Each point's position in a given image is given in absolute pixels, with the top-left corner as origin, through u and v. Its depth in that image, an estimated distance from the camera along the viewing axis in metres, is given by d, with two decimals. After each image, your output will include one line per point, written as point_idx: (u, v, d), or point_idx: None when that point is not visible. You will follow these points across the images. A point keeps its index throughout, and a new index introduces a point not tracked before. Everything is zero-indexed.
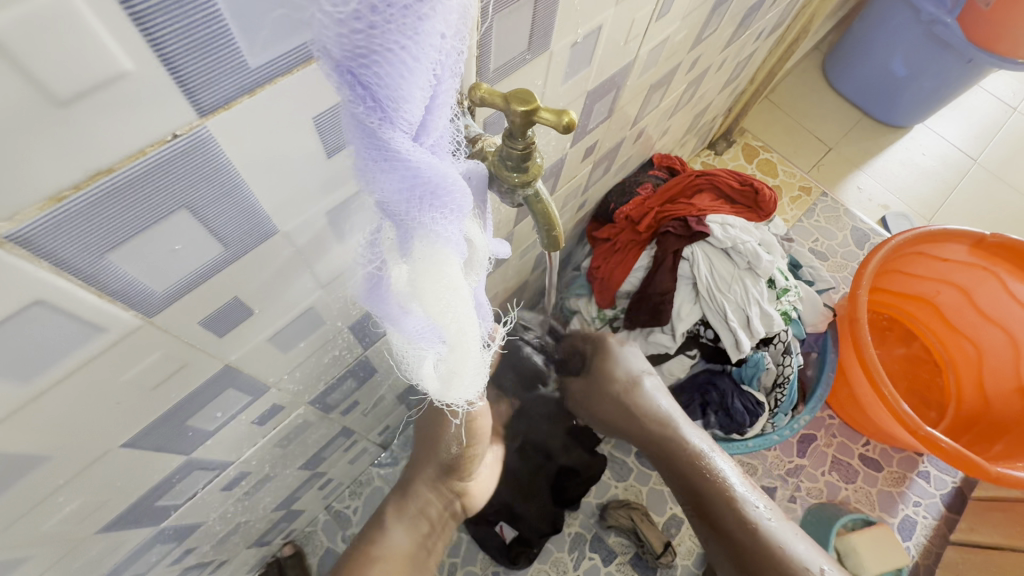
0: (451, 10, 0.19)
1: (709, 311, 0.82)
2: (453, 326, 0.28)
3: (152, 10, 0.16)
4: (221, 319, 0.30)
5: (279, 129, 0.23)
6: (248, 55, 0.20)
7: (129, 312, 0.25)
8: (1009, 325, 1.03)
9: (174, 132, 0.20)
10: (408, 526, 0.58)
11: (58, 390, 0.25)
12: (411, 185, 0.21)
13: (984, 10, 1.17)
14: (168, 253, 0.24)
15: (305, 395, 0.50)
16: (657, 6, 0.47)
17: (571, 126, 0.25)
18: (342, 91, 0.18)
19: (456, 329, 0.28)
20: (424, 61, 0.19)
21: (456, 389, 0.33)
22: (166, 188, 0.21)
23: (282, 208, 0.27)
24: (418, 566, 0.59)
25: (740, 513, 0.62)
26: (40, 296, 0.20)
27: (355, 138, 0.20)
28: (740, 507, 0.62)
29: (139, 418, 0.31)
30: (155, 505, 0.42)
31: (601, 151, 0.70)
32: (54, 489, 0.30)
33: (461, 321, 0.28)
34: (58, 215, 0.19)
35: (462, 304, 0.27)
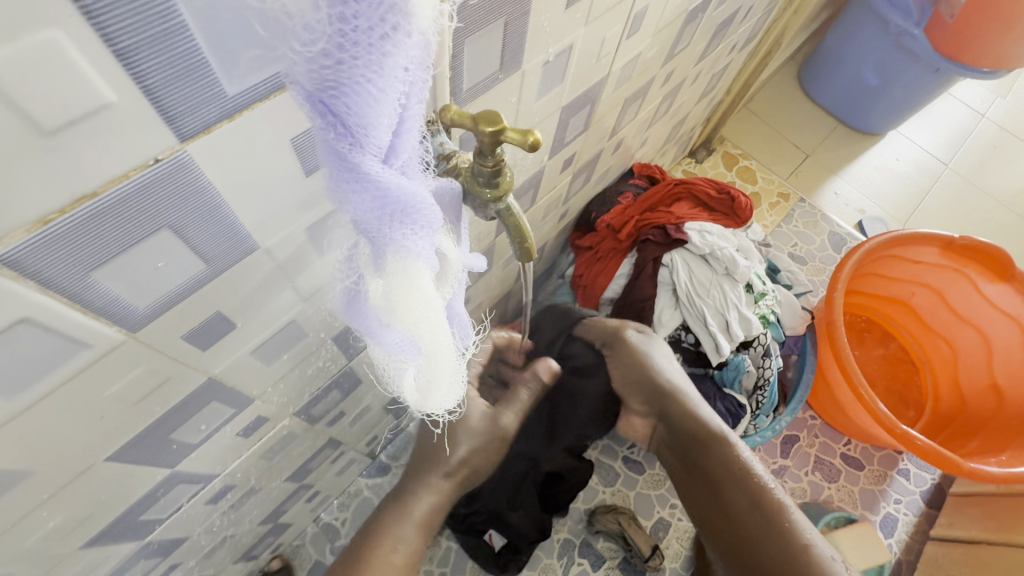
0: (415, 46, 0.20)
1: (689, 316, 0.83)
2: (428, 338, 0.29)
3: (134, 45, 0.17)
4: (204, 333, 0.31)
5: (257, 151, 0.24)
6: (227, 83, 0.21)
7: (113, 328, 0.25)
8: (981, 325, 1.06)
9: (156, 156, 0.21)
10: None
11: (41, 406, 0.25)
12: (382, 206, 0.23)
13: (949, 22, 1.21)
14: (151, 270, 0.25)
15: (290, 407, 0.50)
16: (627, 25, 0.49)
17: (536, 145, 0.26)
18: (313, 116, 0.20)
19: (430, 342, 0.29)
20: (389, 90, 0.20)
21: (433, 397, 0.34)
22: (148, 208, 0.22)
23: (263, 226, 0.29)
24: None
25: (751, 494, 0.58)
26: (26, 315, 0.21)
27: (329, 160, 0.21)
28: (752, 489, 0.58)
29: (122, 433, 0.32)
30: (139, 519, 0.42)
31: (581, 162, 0.72)
32: (37, 505, 0.31)
33: (437, 335, 0.29)
34: (43, 237, 0.19)
35: (436, 317, 0.28)
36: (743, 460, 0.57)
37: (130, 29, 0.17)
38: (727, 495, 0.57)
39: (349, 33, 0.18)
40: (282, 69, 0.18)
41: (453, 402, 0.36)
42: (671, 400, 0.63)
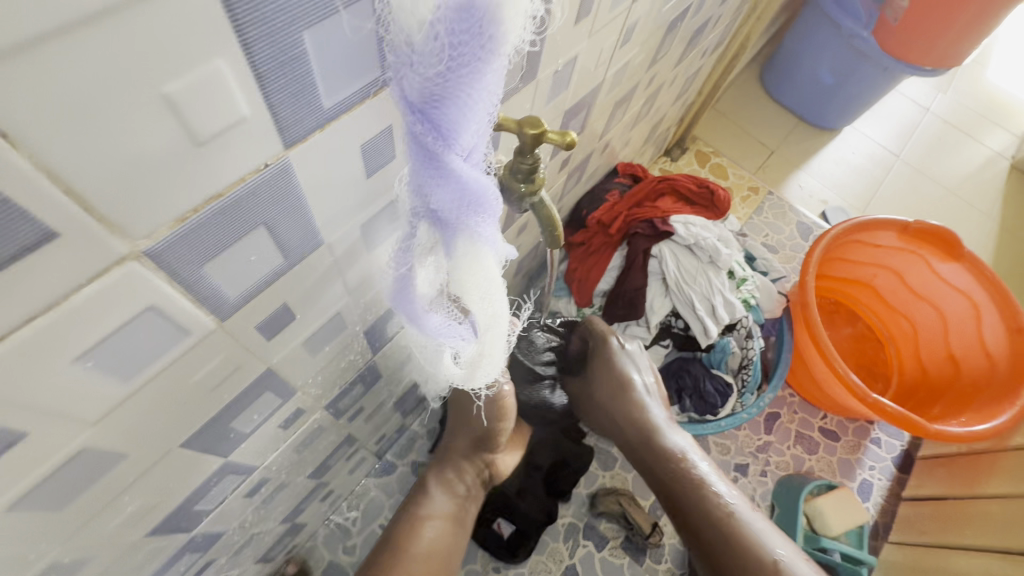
0: (504, 67, 0.23)
1: (678, 303, 0.89)
2: (488, 311, 0.32)
3: (268, 70, 0.21)
4: (272, 323, 0.35)
5: (334, 157, 0.28)
6: (325, 98, 0.24)
7: (208, 316, 0.28)
8: (937, 301, 1.17)
9: (267, 162, 0.24)
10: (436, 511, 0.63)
11: (146, 389, 0.28)
12: (461, 198, 0.25)
13: (894, 25, 1.32)
14: (245, 263, 0.28)
15: (322, 399, 0.53)
16: (621, 36, 0.54)
17: (573, 144, 0.31)
18: (410, 118, 0.22)
19: (490, 314, 0.33)
20: (480, 101, 0.23)
21: (482, 370, 0.38)
22: (254, 207, 0.26)
23: (330, 223, 0.32)
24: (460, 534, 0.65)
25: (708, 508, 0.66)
26: (153, 302, 0.24)
27: (420, 158, 0.24)
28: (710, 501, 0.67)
29: (197, 418, 0.35)
30: (193, 510, 0.45)
31: (574, 163, 0.77)
32: (123, 489, 0.33)
33: (497, 306, 0.32)
34: (179, 233, 0.23)
35: (497, 291, 0.31)
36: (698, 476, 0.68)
37: (270, 58, 0.21)
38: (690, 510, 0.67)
39: (455, 55, 0.20)
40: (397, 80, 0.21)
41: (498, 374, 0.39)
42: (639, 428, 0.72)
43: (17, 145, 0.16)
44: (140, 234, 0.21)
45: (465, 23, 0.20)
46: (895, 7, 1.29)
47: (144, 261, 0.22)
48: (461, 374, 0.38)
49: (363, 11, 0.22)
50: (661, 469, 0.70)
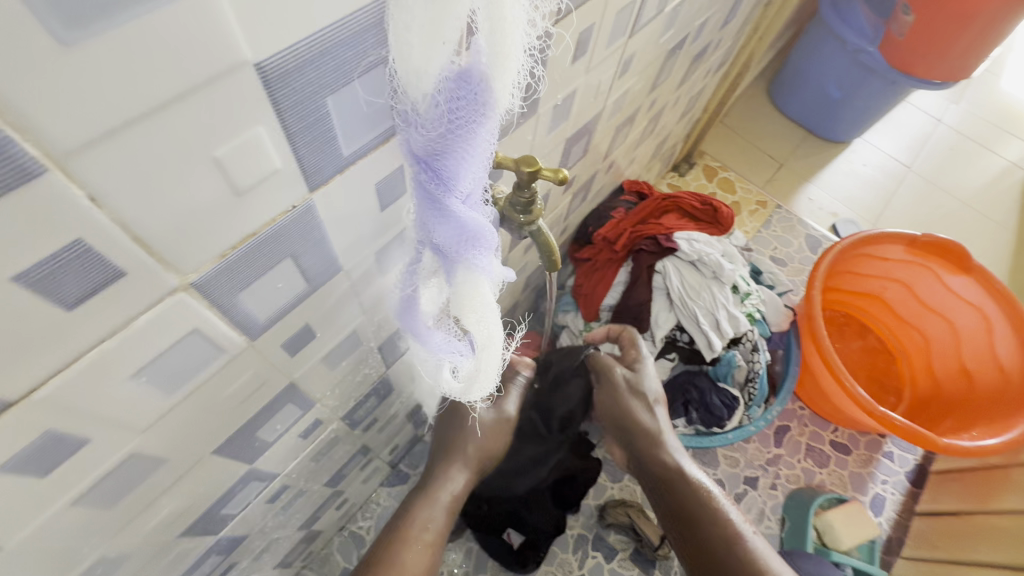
0: (498, 123, 0.26)
1: (682, 317, 0.91)
2: (482, 333, 0.35)
3: (297, 128, 0.25)
4: (295, 341, 0.38)
5: (352, 195, 0.32)
6: (344, 148, 0.28)
7: (240, 336, 0.32)
8: (949, 315, 1.16)
9: (294, 204, 0.28)
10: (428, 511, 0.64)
11: (186, 401, 0.32)
12: (460, 234, 0.28)
13: (900, 39, 1.33)
14: (273, 289, 0.31)
15: (339, 411, 0.57)
16: (619, 68, 0.57)
17: (565, 179, 0.34)
18: (415, 167, 0.26)
19: (484, 338, 0.35)
20: (477, 152, 0.26)
21: (478, 387, 0.40)
22: (283, 241, 0.29)
23: (347, 252, 0.36)
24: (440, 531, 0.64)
25: (720, 527, 0.61)
26: (197, 326, 0.28)
27: (424, 201, 0.28)
28: (720, 521, 0.61)
29: (228, 427, 0.38)
30: (219, 514, 0.48)
31: (578, 184, 0.80)
32: (162, 491, 0.37)
33: (488, 333, 0.35)
34: (221, 266, 0.26)
35: (490, 314, 0.34)
36: (708, 495, 0.63)
37: (299, 121, 0.24)
38: (701, 529, 0.62)
39: (455, 116, 0.24)
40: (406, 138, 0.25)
41: (491, 390, 0.41)
42: (644, 445, 0.66)
43: (100, 205, 0.19)
44: (189, 268, 0.25)
45: (463, 91, 0.23)
46: (900, 22, 1.31)
47: (192, 292, 0.26)
48: (460, 389, 0.41)
49: (376, 77, 0.26)
50: (668, 485, 0.65)
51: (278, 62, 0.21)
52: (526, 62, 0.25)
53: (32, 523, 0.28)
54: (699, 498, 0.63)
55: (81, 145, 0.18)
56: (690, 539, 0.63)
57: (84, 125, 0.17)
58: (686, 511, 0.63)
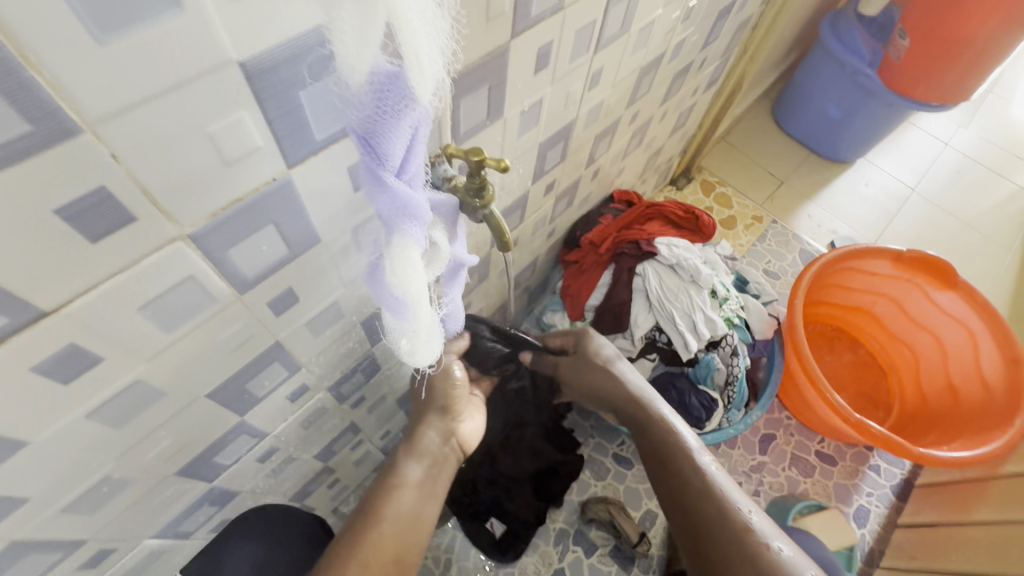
0: (420, 110, 0.32)
1: (661, 318, 0.96)
2: (414, 296, 0.40)
3: (275, 114, 0.31)
4: (279, 302, 0.45)
5: (327, 175, 0.38)
6: (314, 132, 0.35)
7: (230, 289, 0.39)
8: (937, 330, 1.18)
9: (275, 177, 0.35)
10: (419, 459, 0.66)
11: (182, 340, 0.39)
12: (395, 203, 0.34)
13: (897, 64, 1.38)
14: (259, 251, 0.38)
15: (324, 380, 0.63)
16: (587, 82, 0.64)
17: (506, 167, 0.40)
18: (357, 146, 0.32)
19: (419, 302, 0.41)
20: (404, 134, 0.32)
21: (420, 349, 0.46)
22: (265, 210, 0.36)
23: (326, 225, 0.42)
24: (428, 493, 0.65)
25: (693, 461, 0.70)
26: (193, 273, 0.35)
27: (365, 176, 0.33)
28: (693, 457, 0.70)
29: (219, 373, 0.45)
30: (212, 461, 0.55)
31: (562, 188, 0.86)
32: (160, 424, 0.43)
33: (420, 300, 0.41)
34: (214, 223, 0.33)
35: (416, 281, 0.40)
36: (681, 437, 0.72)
37: (276, 107, 0.31)
38: (678, 465, 0.70)
39: (383, 103, 0.30)
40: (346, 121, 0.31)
41: (434, 351, 0.48)
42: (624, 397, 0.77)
43: (121, 162, 0.26)
44: (187, 222, 0.32)
45: (389, 83, 0.30)
46: (897, 46, 1.36)
47: (189, 243, 0.33)
48: (407, 351, 0.47)
49: (336, 77, 0.33)
50: (646, 427, 0.75)
51: (257, 61, 0.28)
52: (439, 63, 0.32)
53: (53, 428, 0.35)
54: (673, 438, 0.72)
55: (107, 115, 0.24)
56: (667, 477, 0.71)
57: (112, 99, 0.24)
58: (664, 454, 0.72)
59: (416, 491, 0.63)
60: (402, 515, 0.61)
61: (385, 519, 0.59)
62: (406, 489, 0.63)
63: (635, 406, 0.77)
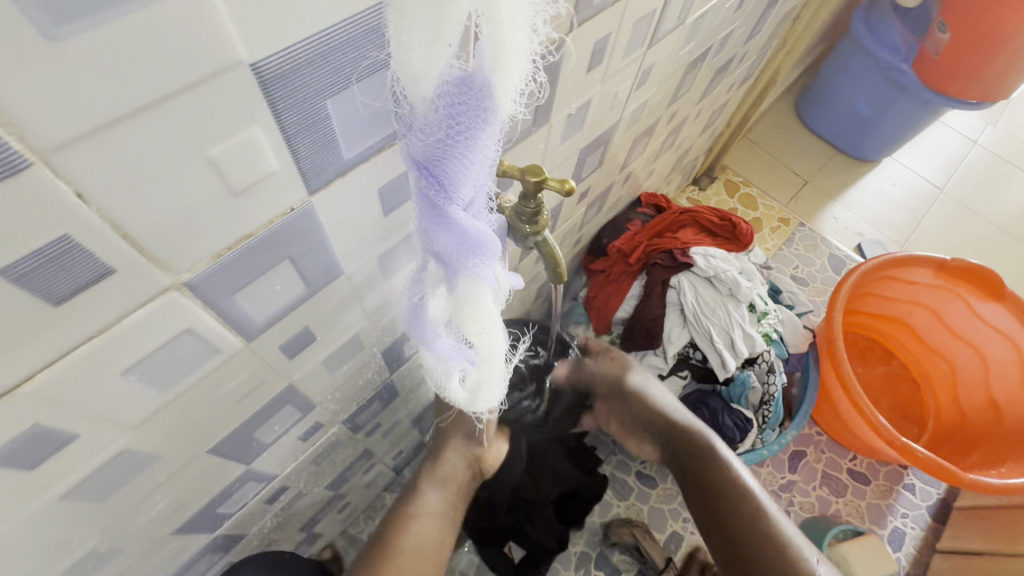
0: (499, 127, 0.26)
1: (697, 334, 0.89)
2: (485, 343, 0.34)
3: (297, 131, 0.24)
4: (294, 343, 0.38)
5: (354, 199, 0.31)
6: (345, 151, 0.28)
7: (236, 337, 0.32)
8: (978, 343, 1.11)
9: (292, 206, 0.28)
10: (440, 487, 0.60)
11: (178, 400, 0.32)
12: (461, 241, 0.28)
13: (934, 58, 1.29)
14: (270, 291, 0.31)
15: (340, 414, 0.56)
16: (636, 80, 0.57)
17: (571, 191, 0.33)
18: (417, 172, 0.25)
19: (485, 348, 0.34)
20: (478, 159, 0.26)
21: (483, 397, 0.39)
22: (280, 244, 0.29)
23: (349, 255, 0.35)
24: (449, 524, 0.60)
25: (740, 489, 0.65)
26: (190, 325, 0.28)
27: (424, 208, 0.27)
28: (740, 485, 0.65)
29: (223, 426, 0.38)
30: (215, 512, 0.48)
31: (594, 195, 0.79)
32: (154, 488, 0.37)
33: (493, 345, 0.35)
34: (216, 266, 0.26)
35: (492, 324, 0.33)
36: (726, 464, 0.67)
37: (298, 122, 0.24)
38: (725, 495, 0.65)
39: (455, 119, 0.23)
40: (405, 143, 0.24)
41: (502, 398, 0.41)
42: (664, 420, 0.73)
43: (89, 202, 0.19)
44: (182, 268, 0.25)
45: (464, 94, 0.23)
46: (935, 40, 1.27)
47: (184, 292, 0.26)
48: (464, 398, 0.40)
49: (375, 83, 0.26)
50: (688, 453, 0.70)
51: (275, 64, 0.21)
52: (529, 70, 0.25)
53: (19, 515, 0.28)
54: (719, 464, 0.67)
55: (69, 141, 0.18)
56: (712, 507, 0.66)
57: (75, 119, 0.17)
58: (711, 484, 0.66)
59: (437, 524, 0.58)
60: (418, 551, 0.54)
61: (401, 557, 0.53)
62: (420, 520, 0.57)
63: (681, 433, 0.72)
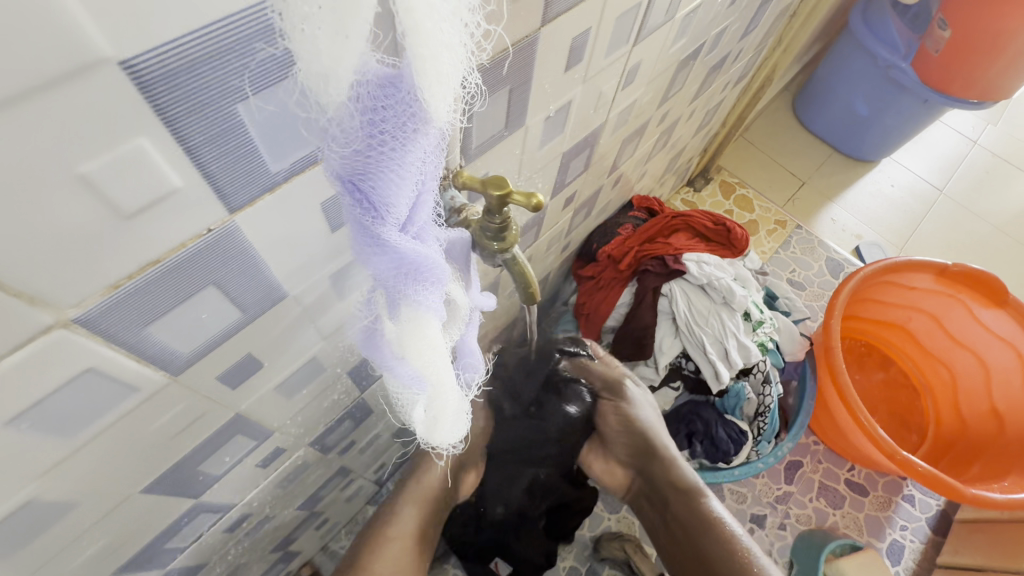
0: (432, 136, 0.23)
1: (689, 344, 0.86)
2: (435, 378, 0.30)
3: (201, 143, 0.21)
4: (236, 373, 0.34)
5: (291, 216, 0.28)
6: (272, 163, 0.24)
7: (158, 372, 0.28)
8: (979, 350, 1.08)
9: (209, 227, 0.24)
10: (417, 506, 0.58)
11: (93, 444, 0.28)
12: (398, 265, 0.25)
13: (935, 56, 1.25)
14: (195, 321, 0.27)
15: (306, 437, 0.52)
16: (622, 79, 0.53)
17: (539, 206, 0.29)
18: (340, 191, 0.22)
19: (436, 382, 0.31)
20: (410, 173, 0.23)
21: (439, 432, 0.35)
22: (200, 269, 0.25)
23: (293, 276, 0.32)
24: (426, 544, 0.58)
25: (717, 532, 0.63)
26: (92, 364, 0.24)
27: (354, 231, 0.24)
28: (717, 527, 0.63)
29: (158, 464, 0.34)
30: (164, 547, 0.44)
31: (581, 200, 0.75)
32: (79, 534, 0.33)
33: (443, 380, 0.31)
34: (114, 298, 0.22)
35: (441, 359, 0.30)
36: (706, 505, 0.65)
37: (200, 133, 0.20)
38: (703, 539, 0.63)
39: (379, 127, 0.21)
40: (322, 158, 0.21)
41: (459, 432, 0.37)
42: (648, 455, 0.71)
43: None
44: (68, 303, 0.21)
45: (387, 96, 0.20)
46: (936, 37, 1.23)
47: (75, 328, 0.22)
48: (423, 429, 0.35)
49: (291, 85, 0.22)
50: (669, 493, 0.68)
51: (155, 64, 0.17)
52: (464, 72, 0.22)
53: None
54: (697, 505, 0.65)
55: None
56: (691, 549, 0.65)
57: None
58: (691, 525, 0.65)
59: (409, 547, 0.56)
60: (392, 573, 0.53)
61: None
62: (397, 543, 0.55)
63: (666, 472, 0.69)
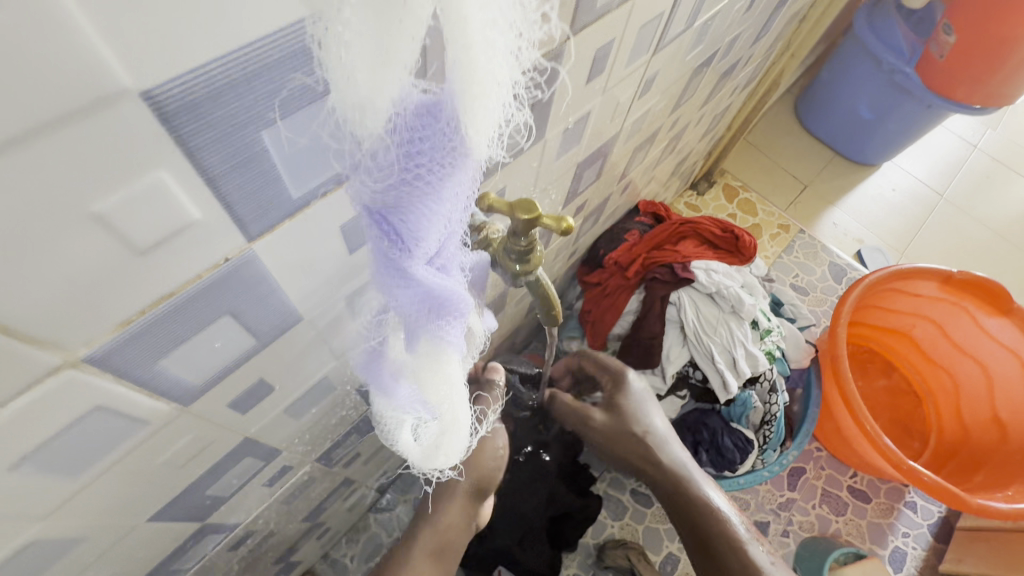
0: (470, 171, 0.22)
1: (697, 353, 0.85)
2: (446, 411, 0.29)
3: (221, 174, 0.19)
4: (247, 398, 0.33)
5: (310, 240, 0.26)
6: (293, 188, 0.23)
7: (168, 405, 0.27)
8: (983, 358, 1.07)
9: (226, 257, 0.22)
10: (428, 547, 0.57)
11: (99, 478, 0.27)
12: (423, 299, 0.23)
13: (939, 60, 1.24)
14: (209, 350, 0.26)
15: (312, 454, 0.51)
16: (639, 88, 0.52)
17: (570, 230, 0.28)
18: (368, 221, 0.21)
19: (449, 415, 0.29)
20: (443, 207, 0.21)
21: (441, 461, 0.32)
22: (216, 299, 0.24)
23: (307, 300, 0.30)
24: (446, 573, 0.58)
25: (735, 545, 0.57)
26: (100, 403, 0.23)
27: (378, 262, 0.23)
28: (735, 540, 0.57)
29: (167, 492, 0.33)
30: (168, 570, 0.43)
31: (590, 208, 0.74)
32: (83, 566, 0.32)
33: (456, 410, 0.29)
34: (125, 335, 0.21)
35: (456, 393, 0.28)
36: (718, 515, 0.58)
37: (222, 163, 0.19)
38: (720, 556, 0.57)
39: (414, 159, 0.19)
40: (350, 189, 0.20)
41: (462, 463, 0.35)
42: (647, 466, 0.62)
43: None
44: (77, 344, 0.20)
45: (424, 127, 0.19)
46: (941, 42, 1.22)
47: (85, 367, 0.21)
48: (421, 455, 0.33)
49: (316, 114, 0.20)
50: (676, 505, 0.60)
51: (178, 94, 0.16)
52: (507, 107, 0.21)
53: None
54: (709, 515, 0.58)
55: None
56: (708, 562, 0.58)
57: None
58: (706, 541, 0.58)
59: None
60: None
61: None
62: None
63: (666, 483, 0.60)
